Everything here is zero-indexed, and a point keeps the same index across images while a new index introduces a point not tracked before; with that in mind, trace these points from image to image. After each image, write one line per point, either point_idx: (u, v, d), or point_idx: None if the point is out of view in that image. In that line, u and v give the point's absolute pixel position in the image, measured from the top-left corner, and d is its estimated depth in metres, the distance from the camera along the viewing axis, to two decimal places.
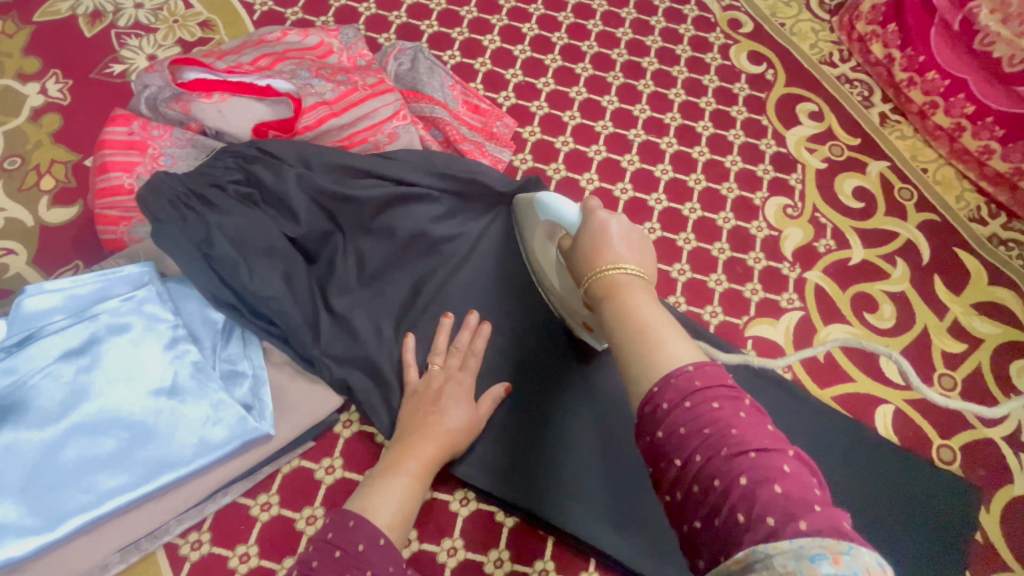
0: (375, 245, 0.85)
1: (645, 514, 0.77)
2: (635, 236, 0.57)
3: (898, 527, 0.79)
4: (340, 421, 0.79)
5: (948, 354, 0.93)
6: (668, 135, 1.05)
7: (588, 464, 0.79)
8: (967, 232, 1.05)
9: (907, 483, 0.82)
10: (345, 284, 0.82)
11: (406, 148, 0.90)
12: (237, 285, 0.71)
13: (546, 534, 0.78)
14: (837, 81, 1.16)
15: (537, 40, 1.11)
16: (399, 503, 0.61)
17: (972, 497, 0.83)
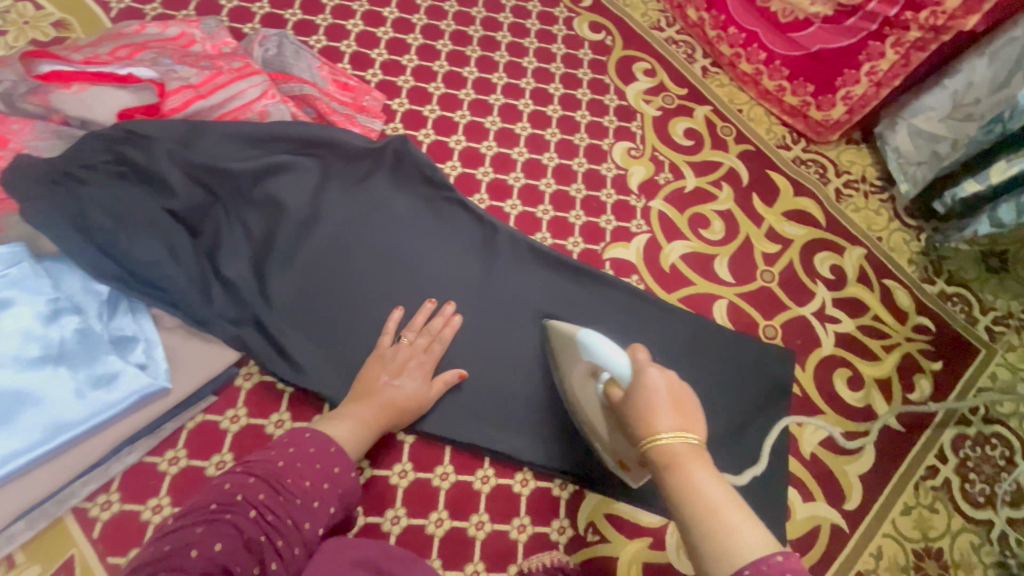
0: (257, 214, 0.91)
1: (533, 415, 0.88)
2: (675, 396, 0.60)
3: (733, 390, 0.98)
4: (240, 374, 0.85)
5: (766, 254, 1.14)
6: (524, 98, 1.19)
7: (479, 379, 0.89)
8: (777, 157, 1.27)
9: (739, 356, 1.01)
10: (232, 250, 0.88)
11: (282, 123, 0.96)
12: (119, 256, 0.76)
13: (447, 444, 0.85)
14: (665, 43, 1.36)
15: (399, 22, 1.21)
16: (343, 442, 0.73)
17: (789, 359, 1.03)
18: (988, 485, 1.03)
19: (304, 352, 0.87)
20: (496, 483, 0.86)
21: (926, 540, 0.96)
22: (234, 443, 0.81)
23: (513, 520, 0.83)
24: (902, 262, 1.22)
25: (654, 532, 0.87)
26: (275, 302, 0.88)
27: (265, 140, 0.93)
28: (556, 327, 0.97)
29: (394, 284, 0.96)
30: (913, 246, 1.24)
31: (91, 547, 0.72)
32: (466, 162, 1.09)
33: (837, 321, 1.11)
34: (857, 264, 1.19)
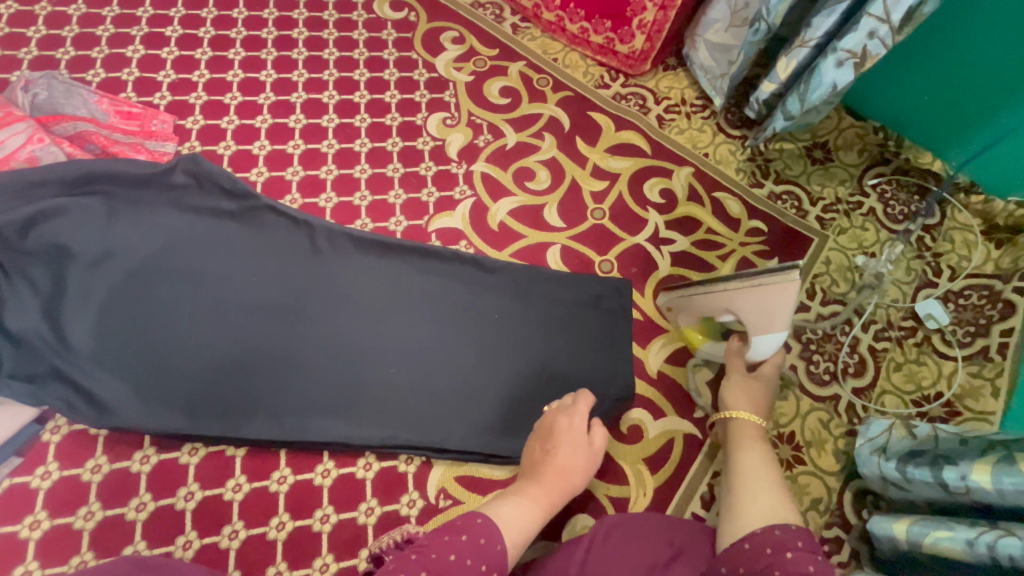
0: (39, 264, 0.88)
1: (364, 402, 0.89)
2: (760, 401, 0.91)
3: (567, 330, 1.00)
4: (46, 429, 0.82)
5: (594, 193, 1.16)
6: (328, 90, 1.18)
7: (302, 380, 0.89)
8: (596, 97, 1.29)
9: (575, 294, 1.03)
10: (15, 307, 0.84)
11: (48, 166, 0.89)
12: None
13: (281, 448, 0.86)
14: (471, 7, 1.36)
15: (184, 39, 1.18)
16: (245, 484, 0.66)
17: (625, 289, 1.05)
18: (832, 363, 1.08)
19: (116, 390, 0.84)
20: (338, 475, 0.86)
21: (777, 427, 1.01)
22: (47, 499, 0.78)
23: (359, 505, 0.84)
24: (730, 172, 1.26)
25: (504, 482, 0.90)
26: (72, 348, 0.85)
27: (30, 188, 0.88)
28: (386, 311, 0.96)
29: (204, 302, 0.93)
30: (739, 155, 1.28)
31: None
32: (273, 165, 1.07)
33: (672, 242, 1.15)
34: (686, 183, 1.22)
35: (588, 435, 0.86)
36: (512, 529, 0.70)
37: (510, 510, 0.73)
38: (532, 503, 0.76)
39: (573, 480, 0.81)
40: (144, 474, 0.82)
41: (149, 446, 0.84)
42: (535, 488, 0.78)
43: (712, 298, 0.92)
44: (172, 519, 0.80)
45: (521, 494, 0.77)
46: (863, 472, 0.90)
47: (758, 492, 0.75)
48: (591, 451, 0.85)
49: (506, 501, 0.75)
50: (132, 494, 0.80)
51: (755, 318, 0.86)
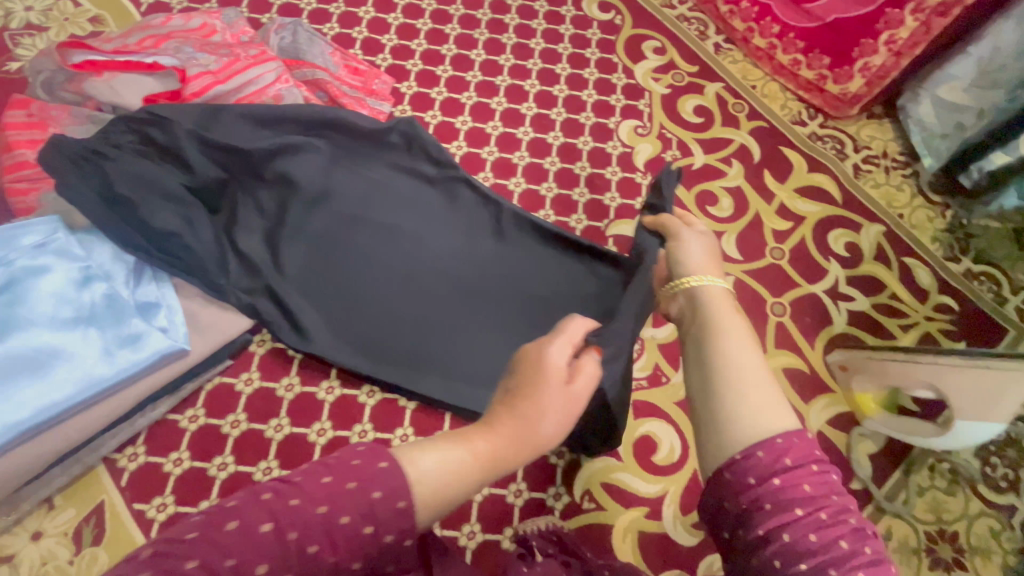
0: (268, 190, 0.95)
1: None
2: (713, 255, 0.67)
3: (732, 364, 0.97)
4: (255, 340, 0.90)
5: (776, 231, 1.12)
6: (531, 79, 1.20)
7: (469, 351, 0.92)
8: (791, 133, 1.24)
9: None
10: (247, 226, 0.92)
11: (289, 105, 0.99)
12: (140, 224, 0.81)
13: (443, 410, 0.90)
14: (676, 20, 1.33)
15: (409, 9, 1.24)
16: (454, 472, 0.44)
17: None
18: (1012, 470, 0.98)
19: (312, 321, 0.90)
20: (491, 449, 0.91)
21: (939, 523, 0.93)
22: (248, 403, 0.87)
23: (510, 485, 0.86)
24: (924, 239, 1.16)
25: (650, 502, 0.88)
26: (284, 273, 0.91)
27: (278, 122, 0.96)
28: (553, 303, 0.97)
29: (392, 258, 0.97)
30: (937, 224, 1.17)
31: (120, 495, 0.79)
32: (472, 142, 1.12)
33: (850, 299, 1.08)
34: (874, 241, 1.15)
35: (546, 377, 0.51)
36: (425, 475, 0.42)
37: (434, 464, 0.43)
38: (482, 458, 0.46)
39: (544, 403, 0.49)
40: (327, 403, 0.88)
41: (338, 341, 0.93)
42: (505, 436, 0.47)
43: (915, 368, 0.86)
44: (346, 451, 0.85)
45: (465, 441, 0.46)
46: None
47: (731, 379, 0.49)
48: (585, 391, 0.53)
49: (433, 452, 0.44)
50: (315, 419, 0.87)
51: (970, 400, 0.81)
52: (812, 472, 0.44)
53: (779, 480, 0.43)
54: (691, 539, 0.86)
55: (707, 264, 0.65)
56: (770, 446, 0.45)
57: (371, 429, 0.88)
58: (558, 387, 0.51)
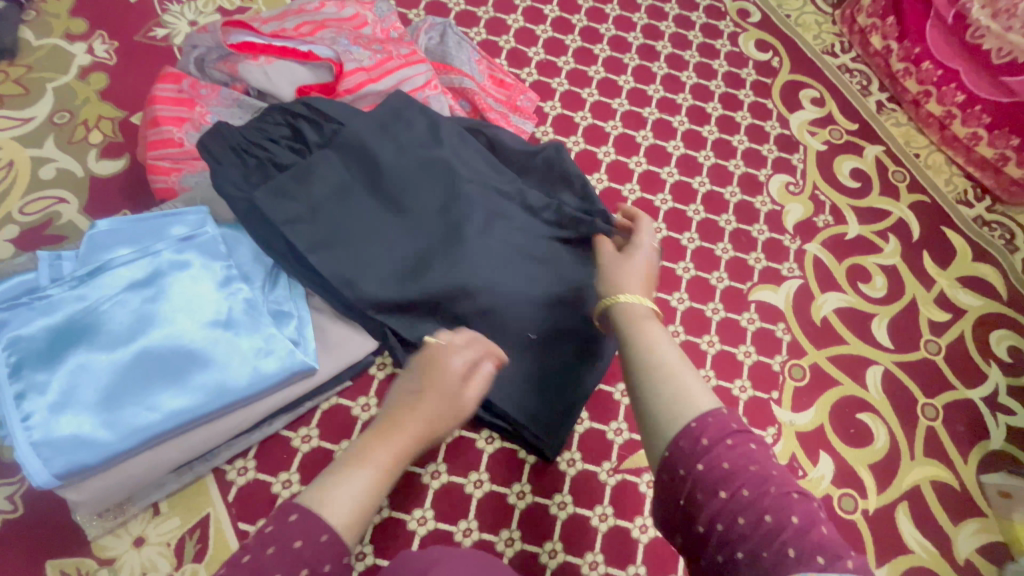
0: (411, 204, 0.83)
1: None
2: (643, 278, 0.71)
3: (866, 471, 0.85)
4: (375, 362, 0.84)
5: (934, 322, 1.01)
6: (680, 114, 1.12)
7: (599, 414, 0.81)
8: (955, 213, 1.12)
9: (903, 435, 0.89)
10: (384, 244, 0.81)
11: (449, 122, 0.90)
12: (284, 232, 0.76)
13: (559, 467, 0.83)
14: (838, 70, 1.23)
15: (558, 22, 1.17)
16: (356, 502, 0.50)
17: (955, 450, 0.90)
18: None
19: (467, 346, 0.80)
20: (613, 523, 0.81)
21: None
22: (363, 432, 0.80)
23: (629, 567, 0.78)
24: None
25: None
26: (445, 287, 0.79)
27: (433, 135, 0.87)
28: None
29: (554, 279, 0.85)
30: None
31: (226, 510, 0.74)
32: (613, 176, 1.04)
33: (1010, 412, 0.97)
34: None
35: (430, 386, 0.58)
36: (332, 509, 0.48)
37: (351, 498, 0.49)
38: (376, 473, 0.52)
39: (392, 434, 0.54)
40: (445, 443, 0.82)
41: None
42: (390, 449, 0.53)
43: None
44: (460, 499, 0.80)
45: (363, 461, 0.52)
46: None
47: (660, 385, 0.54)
48: (439, 415, 0.57)
49: (346, 477, 0.50)
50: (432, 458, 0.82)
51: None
52: (728, 450, 0.49)
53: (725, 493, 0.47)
54: None
55: (639, 280, 0.70)
56: (687, 434, 0.50)
57: (487, 480, 0.82)
58: (440, 387, 0.58)
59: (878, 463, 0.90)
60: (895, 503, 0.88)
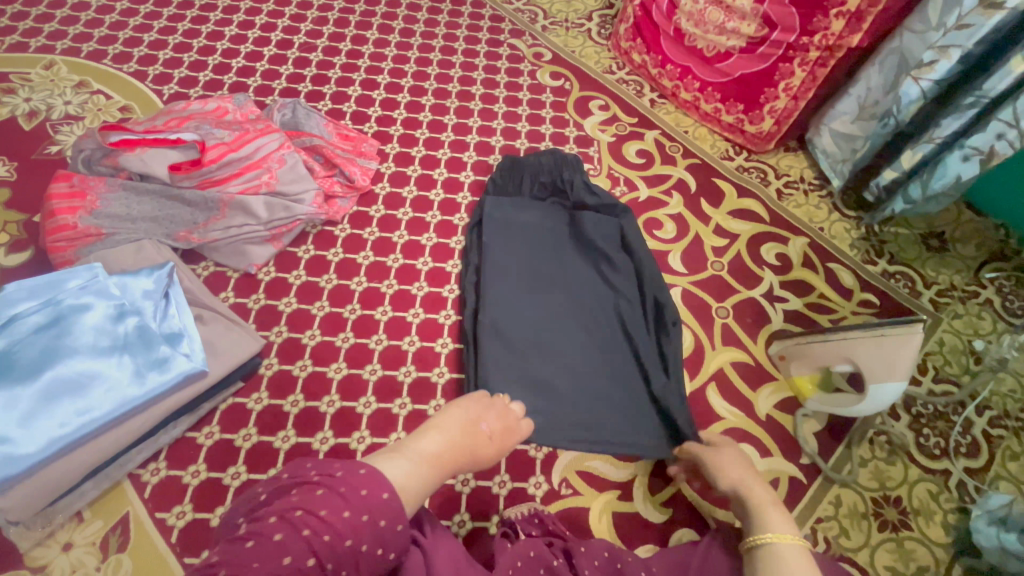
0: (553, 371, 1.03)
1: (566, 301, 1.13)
2: None
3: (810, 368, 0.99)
4: (262, 364, 1.02)
5: (715, 247, 1.30)
6: (496, 135, 1.42)
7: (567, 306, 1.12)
8: (721, 167, 1.45)
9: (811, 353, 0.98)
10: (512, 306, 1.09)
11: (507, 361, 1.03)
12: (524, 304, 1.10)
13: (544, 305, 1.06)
14: (616, 82, 1.58)
15: (390, 86, 1.47)
16: (408, 471, 0.72)
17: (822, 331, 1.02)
18: (942, 438, 1.10)
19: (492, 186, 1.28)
20: None
21: (884, 489, 1.03)
22: (258, 419, 0.97)
23: (495, 476, 0.96)
24: (844, 247, 1.35)
25: (621, 484, 0.99)
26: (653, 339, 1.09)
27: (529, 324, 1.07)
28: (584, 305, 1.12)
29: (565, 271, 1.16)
30: (853, 234, 1.37)
31: (143, 505, 0.88)
32: (449, 190, 1.31)
33: (785, 300, 1.24)
34: (801, 250, 1.32)
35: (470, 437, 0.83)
36: (401, 470, 0.72)
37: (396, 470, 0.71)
38: (422, 463, 0.75)
39: (424, 442, 0.78)
40: (329, 414, 0.99)
41: (294, 297, 1.11)
42: (435, 440, 0.79)
43: (834, 346, 0.98)
44: (347, 456, 0.95)
45: (401, 453, 0.75)
46: (981, 543, 0.92)
47: None
48: (450, 455, 0.79)
49: (393, 457, 0.73)
50: (318, 428, 0.97)
51: (871, 368, 0.92)
52: None
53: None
54: (655, 517, 0.96)
55: None
56: None
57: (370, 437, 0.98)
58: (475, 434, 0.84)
59: (687, 358, 1.14)
60: (706, 385, 1.11)
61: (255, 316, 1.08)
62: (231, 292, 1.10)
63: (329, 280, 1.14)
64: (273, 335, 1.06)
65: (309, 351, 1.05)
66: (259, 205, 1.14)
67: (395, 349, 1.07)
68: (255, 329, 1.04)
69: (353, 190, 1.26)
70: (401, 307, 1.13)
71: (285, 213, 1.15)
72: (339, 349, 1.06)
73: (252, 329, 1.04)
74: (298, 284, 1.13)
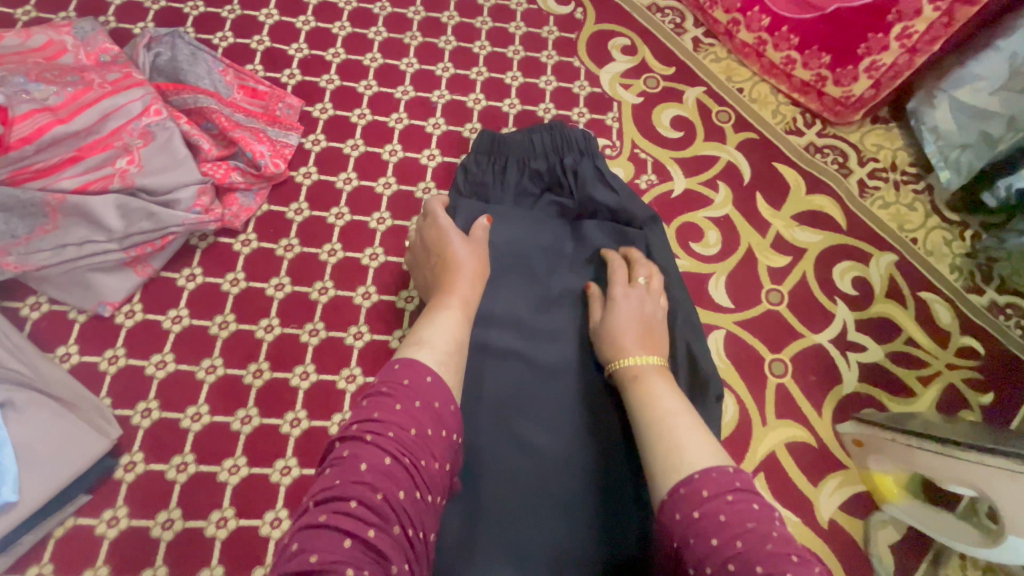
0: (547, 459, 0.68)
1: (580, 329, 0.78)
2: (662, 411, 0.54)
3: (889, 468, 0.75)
4: (120, 464, 0.70)
5: (773, 270, 0.94)
6: (474, 91, 0.99)
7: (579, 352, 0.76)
8: (785, 144, 1.05)
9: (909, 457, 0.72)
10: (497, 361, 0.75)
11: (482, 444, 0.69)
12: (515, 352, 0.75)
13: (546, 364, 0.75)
14: (648, 10, 1.12)
15: (322, 9, 1.01)
16: (452, 338, 0.55)
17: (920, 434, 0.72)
18: None
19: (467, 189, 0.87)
20: None
21: None
22: (112, 552, 0.67)
23: None
24: (942, 269, 1.00)
25: None
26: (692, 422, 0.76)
27: (515, 392, 0.73)
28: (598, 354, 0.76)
29: (571, 318, 0.79)
30: (955, 248, 1.01)
31: None
32: (404, 176, 0.91)
33: (862, 349, 0.91)
34: (886, 274, 0.97)
35: (456, 265, 0.66)
36: (437, 349, 0.53)
37: (446, 338, 0.55)
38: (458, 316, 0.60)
39: (455, 285, 0.64)
40: (218, 541, 0.68)
41: (170, 352, 0.76)
42: (465, 287, 0.64)
43: (953, 464, 0.67)
44: None
45: (441, 310, 0.59)
46: None
47: None
48: (472, 300, 0.64)
49: (427, 321, 0.56)
50: (202, 564, 0.67)
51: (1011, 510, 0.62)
52: None
53: (700, 513, 0.42)
54: None
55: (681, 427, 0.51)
56: None
57: None
58: (463, 260, 0.67)
59: (728, 438, 0.83)
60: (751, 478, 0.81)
61: (110, 385, 0.74)
62: (73, 345, 0.75)
63: (223, 324, 0.78)
64: (136, 416, 0.73)
65: (191, 441, 0.72)
66: (107, 210, 0.75)
67: (319, 433, 0.74)
68: (108, 408, 0.72)
69: (261, 179, 0.86)
70: (327, 366, 0.78)
71: (149, 223, 0.76)
72: (236, 435, 0.73)
73: (101, 409, 0.71)
74: (177, 333, 0.77)
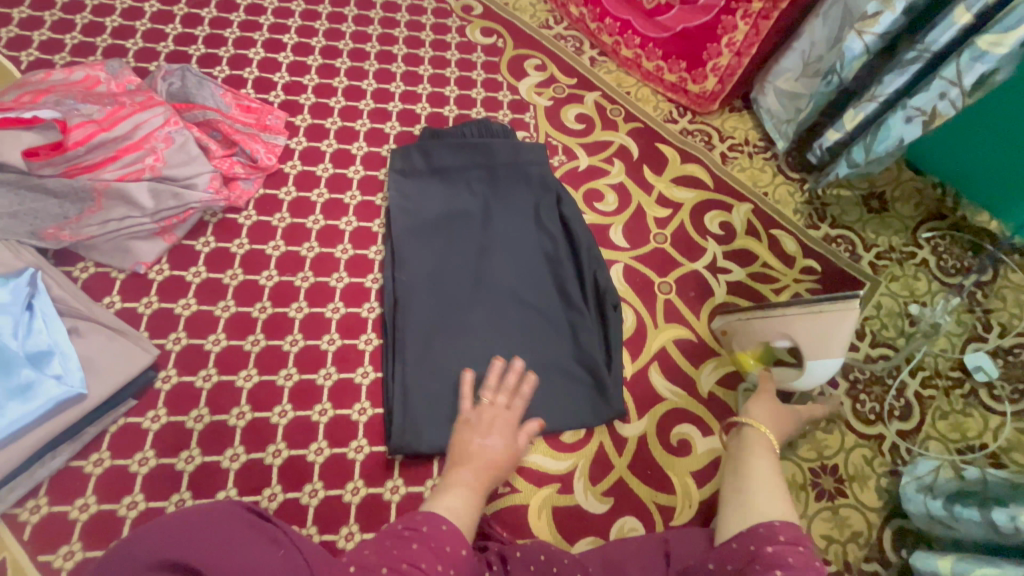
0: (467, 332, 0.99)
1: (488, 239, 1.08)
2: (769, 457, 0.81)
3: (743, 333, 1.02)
4: (158, 377, 0.91)
5: (658, 219, 1.24)
6: (422, 102, 1.28)
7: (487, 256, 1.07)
8: (664, 130, 1.37)
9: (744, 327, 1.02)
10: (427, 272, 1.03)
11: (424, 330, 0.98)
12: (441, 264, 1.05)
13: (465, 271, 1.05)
14: (554, 39, 1.45)
15: (299, 47, 1.30)
16: (462, 511, 0.68)
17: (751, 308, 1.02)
18: (878, 404, 1.11)
19: (400, 167, 1.13)
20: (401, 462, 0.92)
21: (822, 459, 1.04)
22: (155, 440, 0.87)
23: (426, 481, 0.91)
24: (788, 213, 1.31)
25: (561, 477, 0.95)
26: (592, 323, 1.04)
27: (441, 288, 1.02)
28: (501, 255, 1.07)
29: (479, 228, 1.10)
30: (797, 197, 1.33)
31: (23, 549, 0.78)
32: (369, 165, 1.18)
33: (729, 271, 1.20)
34: (745, 218, 1.28)
35: (474, 448, 0.77)
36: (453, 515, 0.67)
37: (456, 502, 0.69)
38: (472, 488, 0.72)
39: (469, 475, 0.73)
40: (239, 428, 0.89)
41: (192, 297, 0.99)
42: (468, 474, 0.74)
43: (772, 321, 0.96)
44: (261, 472, 0.87)
45: (462, 487, 0.72)
46: (910, 510, 0.93)
47: None
48: (484, 471, 0.75)
49: (444, 489, 0.71)
50: (227, 445, 0.88)
51: (811, 343, 0.91)
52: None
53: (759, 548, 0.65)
54: (594, 506, 0.94)
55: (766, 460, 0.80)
56: None
57: (286, 448, 0.89)
58: (480, 450, 0.77)
59: (629, 339, 1.09)
60: (647, 367, 1.07)
61: (147, 323, 0.95)
62: (117, 296, 0.97)
63: (233, 276, 1.02)
64: (169, 343, 0.94)
65: (214, 359, 0.94)
66: (142, 193, 0.98)
67: (312, 348, 0.97)
68: (147, 337, 0.92)
69: (257, 170, 1.11)
70: (317, 302, 1.02)
71: (174, 202, 1.00)
72: (248, 354, 0.95)
73: (143, 338, 0.91)
74: (197, 283, 1.00)
